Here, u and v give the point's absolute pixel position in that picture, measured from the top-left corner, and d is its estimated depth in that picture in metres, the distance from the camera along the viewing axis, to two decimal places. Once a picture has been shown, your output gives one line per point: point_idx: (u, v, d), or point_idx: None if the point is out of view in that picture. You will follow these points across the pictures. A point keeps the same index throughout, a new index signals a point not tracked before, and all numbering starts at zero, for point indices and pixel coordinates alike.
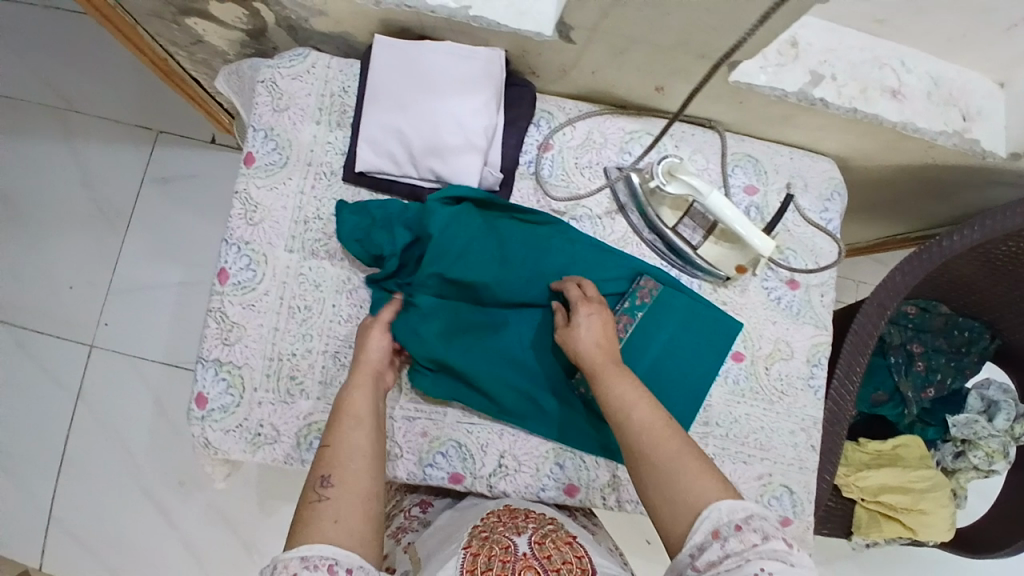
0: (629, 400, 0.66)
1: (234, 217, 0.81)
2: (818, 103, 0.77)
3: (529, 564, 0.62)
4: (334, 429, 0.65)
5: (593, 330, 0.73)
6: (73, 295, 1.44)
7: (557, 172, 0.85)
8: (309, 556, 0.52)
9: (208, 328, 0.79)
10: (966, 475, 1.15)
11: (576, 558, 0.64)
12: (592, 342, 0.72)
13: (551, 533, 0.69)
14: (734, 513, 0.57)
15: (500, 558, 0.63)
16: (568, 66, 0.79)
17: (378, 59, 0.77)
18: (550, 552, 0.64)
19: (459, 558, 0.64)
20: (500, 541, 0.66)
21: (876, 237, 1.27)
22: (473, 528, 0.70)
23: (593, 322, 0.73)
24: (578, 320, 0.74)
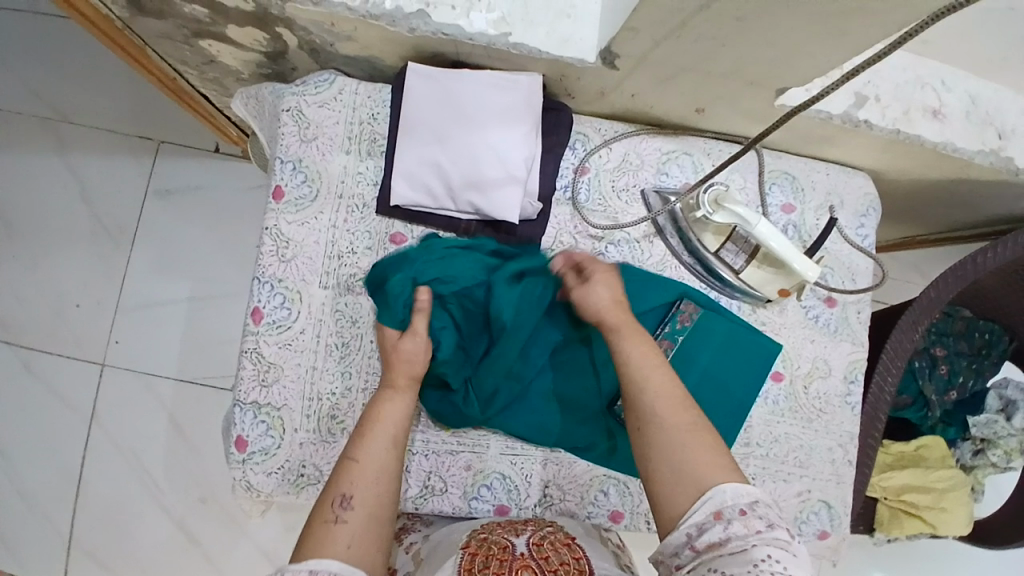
0: (645, 367, 0.66)
1: (265, 254, 0.78)
2: (862, 124, 0.77)
3: (525, 563, 0.64)
4: (360, 445, 0.65)
5: (609, 296, 0.72)
6: (81, 314, 1.40)
7: (593, 196, 0.84)
8: (319, 569, 0.53)
9: (244, 369, 0.77)
10: (983, 472, 1.19)
11: (574, 560, 0.65)
12: (611, 296, 0.72)
13: (550, 535, 0.70)
14: (739, 497, 0.57)
15: (498, 557, 0.64)
16: (607, 88, 0.78)
17: (413, 88, 0.75)
18: (547, 553, 0.65)
19: (457, 557, 0.66)
20: (499, 541, 0.68)
21: (897, 237, 1.28)
22: (474, 530, 0.72)
23: (608, 282, 0.73)
24: (593, 281, 0.73)
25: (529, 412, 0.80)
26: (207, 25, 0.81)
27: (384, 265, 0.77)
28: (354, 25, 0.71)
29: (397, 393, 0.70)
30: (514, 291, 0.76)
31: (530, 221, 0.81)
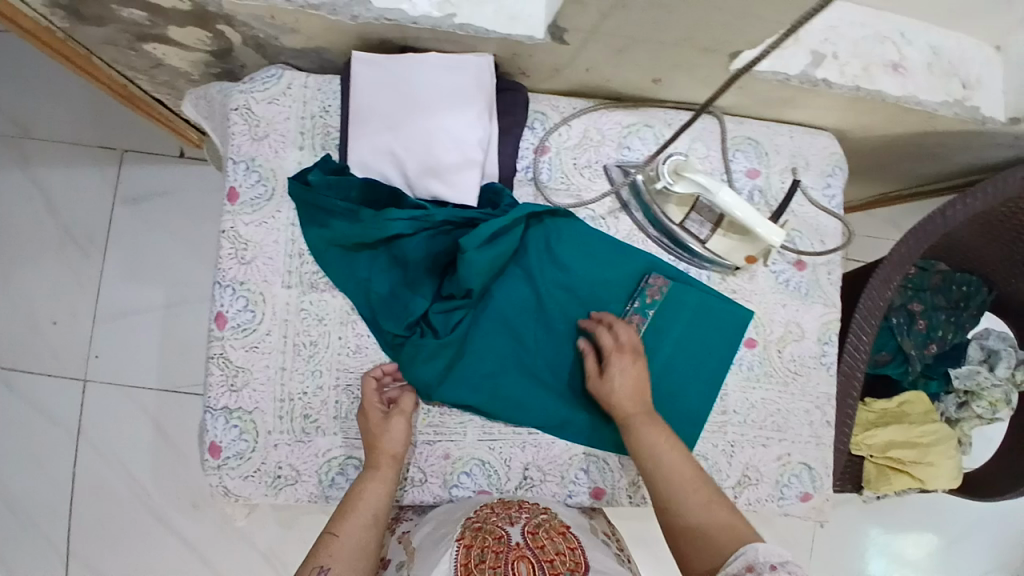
0: (659, 447, 0.72)
1: (224, 257, 0.77)
2: (821, 83, 0.75)
3: (522, 554, 0.63)
4: (341, 521, 0.67)
5: (626, 383, 0.75)
6: (57, 330, 1.38)
7: (556, 175, 0.83)
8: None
9: (212, 375, 0.76)
10: (969, 424, 1.18)
11: (569, 550, 0.66)
12: (625, 389, 0.75)
13: (545, 523, 0.70)
14: (771, 554, 0.58)
15: (494, 548, 0.64)
16: (561, 65, 0.76)
17: (360, 76, 0.73)
18: (543, 543, 0.65)
19: (452, 551, 0.65)
20: (493, 531, 0.66)
21: (870, 196, 1.27)
22: (467, 519, 0.70)
23: (626, 372, 0.76)
24: (610, 371, 0.76)
25: (481, 377, 0.79)
26: (148, 28, 0.79)
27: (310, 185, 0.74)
28: (295, 17, 0.69)
29: (377, 475, 0.71)
30: (488, 256, 0.73)
31: (497, 192, 0.76)
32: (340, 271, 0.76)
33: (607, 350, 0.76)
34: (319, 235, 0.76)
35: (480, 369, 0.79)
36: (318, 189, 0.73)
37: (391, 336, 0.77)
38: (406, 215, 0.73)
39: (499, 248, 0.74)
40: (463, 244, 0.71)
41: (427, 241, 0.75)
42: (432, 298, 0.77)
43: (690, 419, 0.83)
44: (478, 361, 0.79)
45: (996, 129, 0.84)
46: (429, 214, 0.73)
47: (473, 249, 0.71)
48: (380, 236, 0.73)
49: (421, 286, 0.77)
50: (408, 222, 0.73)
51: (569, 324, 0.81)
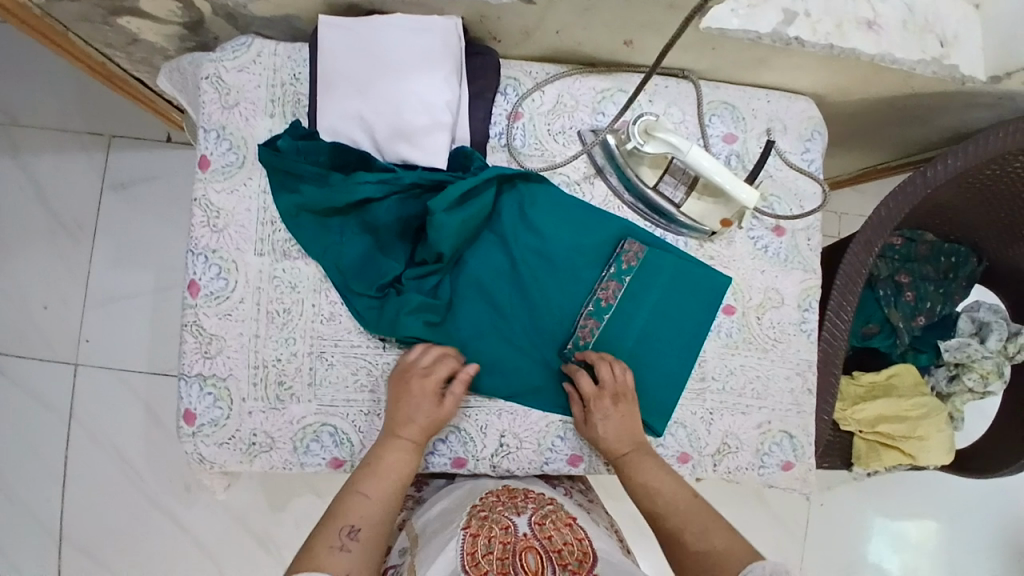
0: (652, 485, 0.74)
1: (196, 225, 0.77)
2: (793, 42, 0.74)
3: (530, 544, 0.64)
4: (371, 483, 0.68)
5: (610, 428, 0.77)
6: (49, 316, 1.39)
7: (529, 141, 0.82)
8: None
9: (186, 343, 0.76)
10: (961, 399, 1.15)
11: (577, 540, 0.66)
12: (611, 436, 0.77)
13: (552, 513, 0.70)
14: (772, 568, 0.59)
15: (501, 539, 0.65)
16: (531, 27, 0.76)
17: (327, 39, 0.73)
18: (551, 533, 0.66)
19: (459, 539, 0.65)
20: (499, 522, 0.67)
21: (855, 169, 1.26)
22: (473, 507, 0.71)
23: (608, 419, 0.77)
24: (593, 421, 0.77)
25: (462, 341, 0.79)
26: (118, 0, 0.78)
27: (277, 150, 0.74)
28: None
29: (403, 447, 0.71)
30: (456, 219, 0.73)
31: (468, 156, 0.76)
32: (311, 238, 0.76)
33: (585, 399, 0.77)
34: (290, 201, 0.75)
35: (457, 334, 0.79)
36: (288, 154, 0.74)
37: (366, 301, 0.76)
38: (373, 178, 0.73)
39: (469, 210, 0.74)
40: (433, 207, 0.71)
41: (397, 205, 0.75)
42: (405, 263, 0.78)
43: (668, 386, 0.83)
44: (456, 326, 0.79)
45: (977, 89, 0.83)
46: (398, 177, 0.73)
47: (441, 212, 0.72)
48: (349, 200, 0.73)
49: (394, 251, 0.77)
50: (376, 187, 0.73)
51: (546, 290, 0.81)
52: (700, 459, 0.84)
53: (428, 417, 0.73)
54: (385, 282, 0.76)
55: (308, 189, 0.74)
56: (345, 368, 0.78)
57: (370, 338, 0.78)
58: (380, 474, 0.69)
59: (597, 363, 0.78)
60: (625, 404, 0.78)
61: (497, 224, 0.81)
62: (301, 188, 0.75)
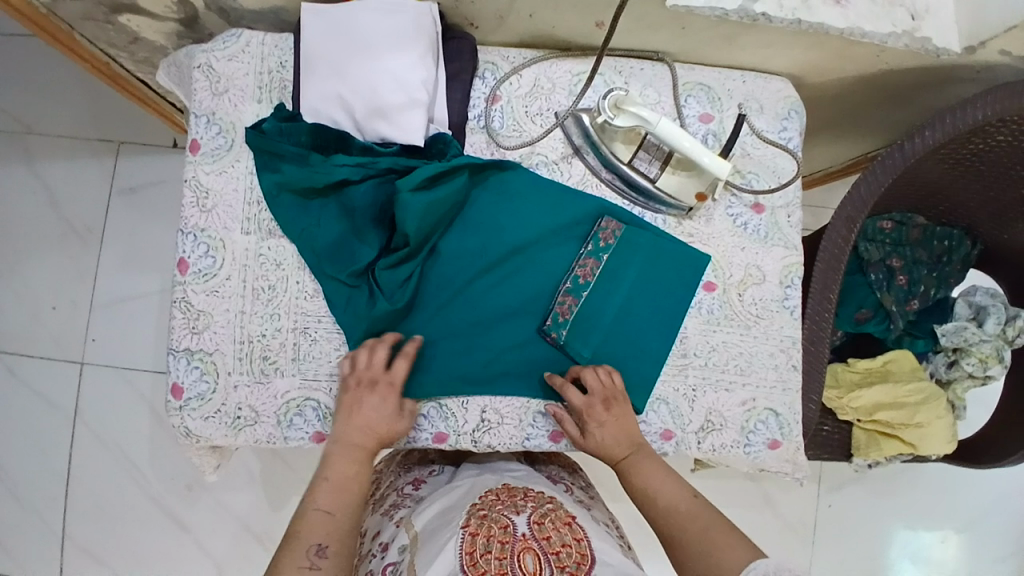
0: (653, 488, 0.72)
1: (186, 205, 0.79)
2: (761, 18, 0.75)
3: (528, 545, 0.64)
4: (329, 498, 0.66)
5: (608, 434, 0.76)
6: (56, 317, 1.42)
7: (507, 122, 0.84)
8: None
9: (175, 319, 0.78)
10: (962, 386, 1.12)
11: (575, 541, 0.66)
12: (609, 440, 0.76)
13: (551, 512, 0.70)
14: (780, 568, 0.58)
15: (500, 539, 0.64)
16: (505, 11, 0.80)
17: (309, 26, 0.77)
18: (549, 534, 0.65)
19: (458, 538, 0.65)
20: (498, 520, 0.67)
21: (833, 164, 1.28)
22: (472, 506, 0.70)
23: (605, 425, 0.76)
24: (591, 432, 0.77)
25: (439, 324, 0.81)
26: None
27: (261, 129, 0.77)
28: None
29: (356, 456, 0.70)
30: (422, 200, 0.75)
31: (440, 134, 0.80)
32: (290, 216, 0.78)
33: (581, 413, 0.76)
34: (271, 180, 0.78)
35: (434, 318, 0.81)
36: (270, 135, 0.77)
37: (338, 287, 0.78)
38: (349, 161, 0.76)
39: (437, 193, 0.76)
40: (400, 186, 0.74)
41: (370, 190, 0.77)
42: (379, 251, 0.79)
43: (647, 363, 0.83)
44: (436, 309, 0.81)
45: (954, 61, 0.84)
46: (378, 161, 0.77)
47: (406, 190, 0.74)
48: (327, 181, 0.76)
49: (368, 236, 0.78)
50: (352, 171, 0.76)
51: (519, 276, 0.83)
52: (684, 437, 0.84)
53: (385, 424, 0.73)
54: (360, 268, 0.78)
55: (288, 172, 0.77)
56: (328, 343, 0.79)
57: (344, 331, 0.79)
58: (334, 486, 0.67)
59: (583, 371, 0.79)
60: (617, 407, 0.78)
61: (472, 210, 0.83)
62: (281, 171, 0.78)
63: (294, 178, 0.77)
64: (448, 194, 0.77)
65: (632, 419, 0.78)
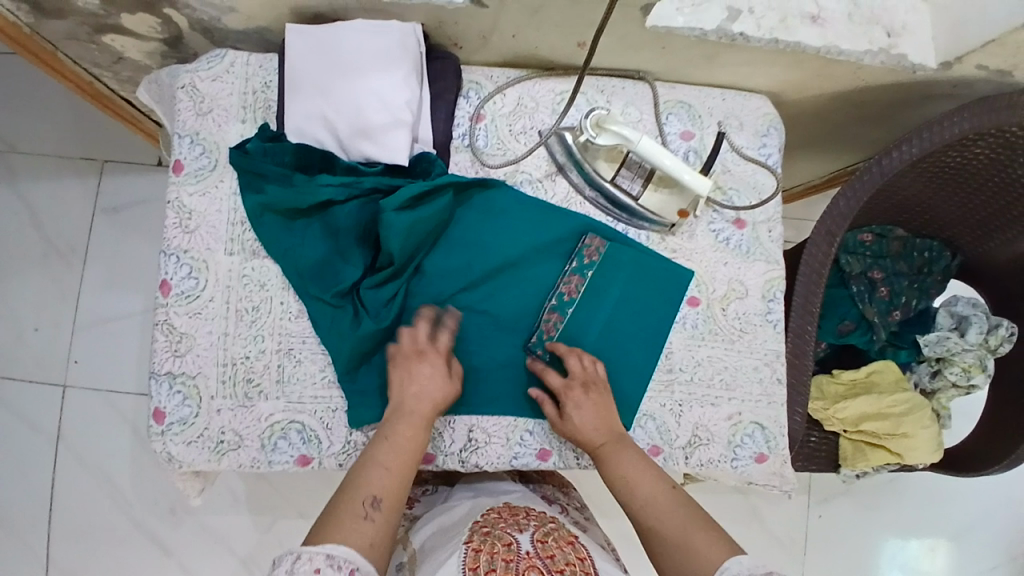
0: (632, 478, 0.71)
1: (169, 227, 0.79)
2: (739, 38, 0.77)
3: (532, 563, 0.62)
4: (392, 456, 0.68)
5: (588, 419, 0.76)
6: (39, 337, 1.40)
7: (491, 141, 0.85)
8: (334, 554, 0.58)
9: (157, 342, 0.77)
10: (947, 395, 1.13)
11: (579, 560, 0.65)
12: (590, 423, 0.76)
13: (554, 532, 0.70)
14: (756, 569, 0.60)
15: (503, 556, 0.63)
16: (488, 32, 0.81)
17: (293, 46, 0.78)
18: (553, 552, 0.65)
19: (460, 554, 0.64)
20: (501, 538, 0.67)
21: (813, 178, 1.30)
22: (474, 524, 0.70)
23: (584, 407, 0.76)
24: (570, 413, 0.76)
25: None
26: (102, 18, 0.83)
27: (246, 151, 0.78)
28: None
29: (415, 422, 0.71)
30: (407, 219, 0.76)
31: (424, 153, 0.81)
32: (274, 237, 0.78)
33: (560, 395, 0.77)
34: (255, 201, 0.78)
35: None
36: (255, 156, 0.78)
37: (322, 307, 0.78)
38: (333, 181, 0.77)
39: (421, 213, 0.77)
40: (383, 206, 0.75)
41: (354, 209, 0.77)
42: (364, 270, 0.79)
43: (632, 379, 0.83)
44: None
45: (930, 76, 0.86)
46: (363, 181, 0.77)
47: (390, 210, 0.75)
48: (311, 202, 0.76)
49: (352, 255, 0.78)
50: (336, 191, 0.77)
51: (505, 294, 0.83)
52: (671, 452, 0.84)
53: (441, 391, 0.74)
54: (344, 287, 0.77)
55: (272, 193, 0.77)
56: (313, 364, 0.78)
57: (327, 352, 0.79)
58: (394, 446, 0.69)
59: (567, 355, 0.79)
60: (597, 393, 0.78)
61: (456, 228, 0.83)
62: (265, 191, 0.78)
63: (277, 199, 0.77)
64: (433, 213, 0.78)
65: (614, 411, 0.78)
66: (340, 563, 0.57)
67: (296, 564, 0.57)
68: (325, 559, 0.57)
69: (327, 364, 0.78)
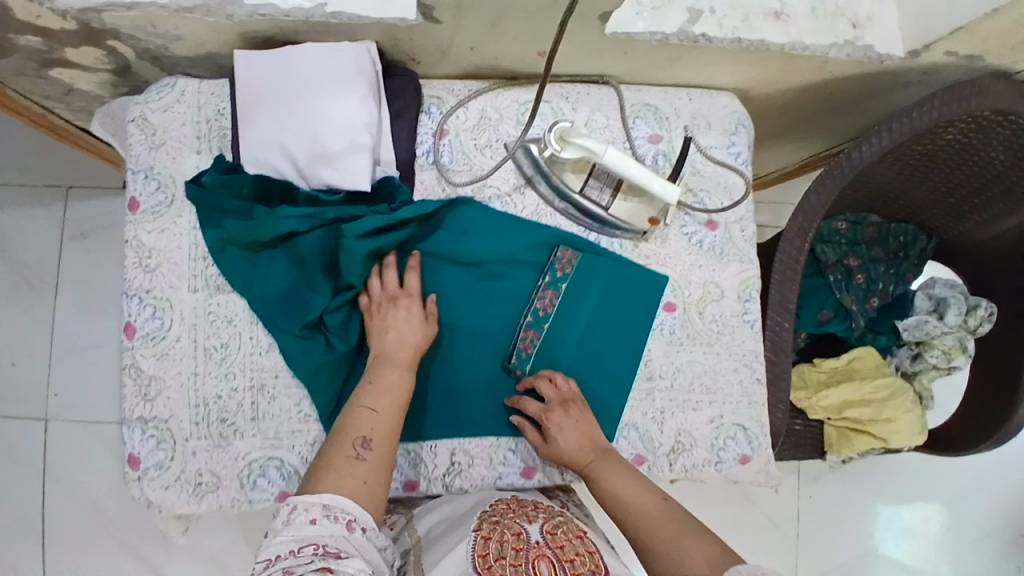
0: (621, 492, 0.71)
1: (129, 267, 0.77)
2: (701, 39, 0.75)
3: (542, 552, 0.63)
4: (375, 398, 0.69)
5: (571, 438, 0.75)
6: (17, 371, 1.37)
7: (457, 157, 0.83)
8: (331, 505, 0.58)
9: (126, 387, 0.76)
10: (929, 376, 1.14)
11: (589, 553, 0.64)
12: (574, 445, 0.75)
13: (563, 524, 0.69)
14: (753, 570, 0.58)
15: (514, 545, 0.63)
16: (445, 46, 0.78)
17: (244, 74, 0.75)
18: (564, 544, 0.64)
19: (470, 540, 0.63)
20: (511, 527, 0.65)
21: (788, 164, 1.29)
22: (483, 511, 0.68)
23: (566, 429, 0.75)
24: (553, 436, 0.76)
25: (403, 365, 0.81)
26: (44, 52, 0.80)
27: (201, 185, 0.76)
28: (174, 21, 0.71)
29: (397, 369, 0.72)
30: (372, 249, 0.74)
31: (387, 175, 0.79)
32: (237, 272, 0.76)
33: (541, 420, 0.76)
34: (215, 236, 0.76)
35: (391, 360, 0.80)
36: (212, 189, 0.75)
37: (291, 341, 0.76)
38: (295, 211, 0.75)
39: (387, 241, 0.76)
40: (348, 238, 0.73)
41: (317, 240, 0.76)
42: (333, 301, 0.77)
43: (612, 391, 0.83)
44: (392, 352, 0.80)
45: (898, 65, 0.84)
46: (326, 211, 0.76)
47: (355, 242, 0.74)
48: (274, 235, 0.75)
49: (318, 285, 0.77)
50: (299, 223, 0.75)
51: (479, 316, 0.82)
52: (656, 460, 0.84)
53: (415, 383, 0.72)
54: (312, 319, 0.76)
55: (231, 227, 0.75)
56: (288, 399, 0.77)
57: (299, 389, 0.77)
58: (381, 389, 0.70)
59: (536, 381, 0.78)
60: (578, 410, 0.77)
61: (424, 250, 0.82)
62: (224, 225, 0.76)
63: (238, 233, 0.75)
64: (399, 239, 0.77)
65: (596, 426, 0.77)
66: (337, 514, 0.58)
67: (291, 514, 0.57)
68: (322, 510, 0.57)
69: (302, 398, 0.77)
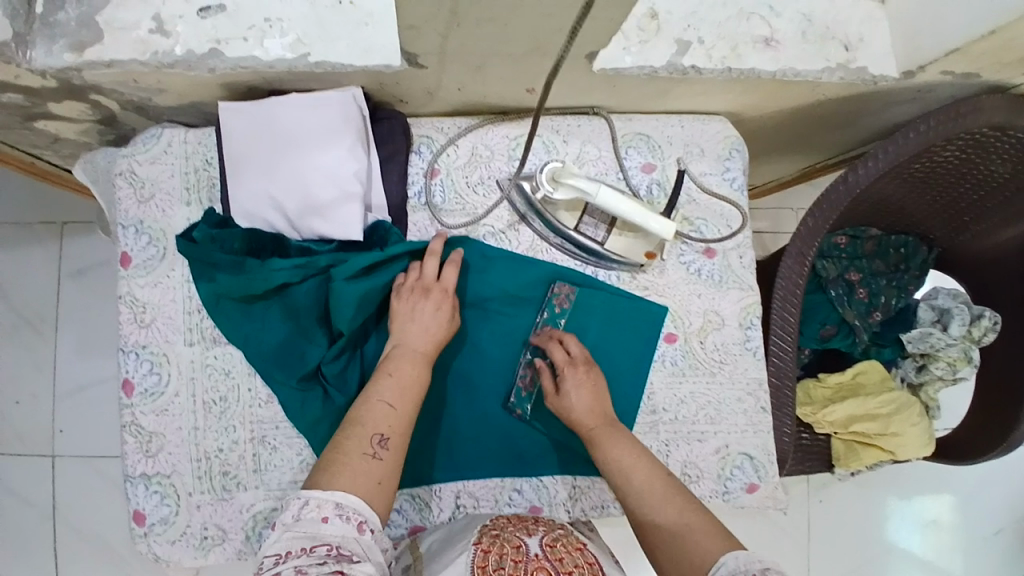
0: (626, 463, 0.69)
1: (124, 323, 0.77)
2: (690, 70, 0.74)
3: (541, 564, 0.60)
4: (394, 393, 0.67)
5: (582, 396, 0.74)
6: (21, 410, 1.37)
7: (449, 197, 0.83)
8: (344, 503, 0.57)
9: (127, 444, 0.76)
10: (934, 387, 1.13)
11: (588, 564, 0.62)
12: (586, 402, 0.74)
13: (563, 537, 0.66)
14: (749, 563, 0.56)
15: (512, 557, 0.60)
16: (432, 87, 0.77)
17: (230, 126, 0.74)
18: (562, 555, 0.61)
19: (470, 553, 0.61)
20: (510, 540, 0.63)
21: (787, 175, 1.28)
22: (483, 526, 0.66)
23: (580, 385, 0.75)
24: (566, 389, 0.75)
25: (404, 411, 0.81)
26: (29, 108, 0.79)
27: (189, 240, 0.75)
28: (156, 77, 0.70)
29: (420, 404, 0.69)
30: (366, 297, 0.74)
31: (377, 220, 0.79)
32: (232, 325, 0.76)
33: (560, 368, 0.76)
34: (207, 289, 0.75)
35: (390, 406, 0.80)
36: (202, 244, 0.74)
37: (289, 393, 0.76)
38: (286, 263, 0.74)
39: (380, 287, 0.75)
40: (341, 287, 0.73)
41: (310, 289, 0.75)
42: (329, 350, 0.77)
43: None
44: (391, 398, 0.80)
45: (892, 85, 0.83)
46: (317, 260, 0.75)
47: (348, 290, 0.73)
48: (267, 288, 0.74)
49: (314, 334, 0.76)
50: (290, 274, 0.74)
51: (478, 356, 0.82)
52: None
53: None
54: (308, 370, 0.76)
55: (223, 280, 0.75)
56: (289, 449, 0.76)
57: (299, 440, 0.77)
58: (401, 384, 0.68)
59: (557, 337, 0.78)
60: (598, 373, 0.77)
61: None
62: (216, 279, 0.75)
63: (229, 286, 0.74)
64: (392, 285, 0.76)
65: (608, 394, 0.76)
66: (349, 514, 0.57)
67: (303, 511, 0.56)
68: (335, 508, 0.57)
69: (303, 448, 0.77)
